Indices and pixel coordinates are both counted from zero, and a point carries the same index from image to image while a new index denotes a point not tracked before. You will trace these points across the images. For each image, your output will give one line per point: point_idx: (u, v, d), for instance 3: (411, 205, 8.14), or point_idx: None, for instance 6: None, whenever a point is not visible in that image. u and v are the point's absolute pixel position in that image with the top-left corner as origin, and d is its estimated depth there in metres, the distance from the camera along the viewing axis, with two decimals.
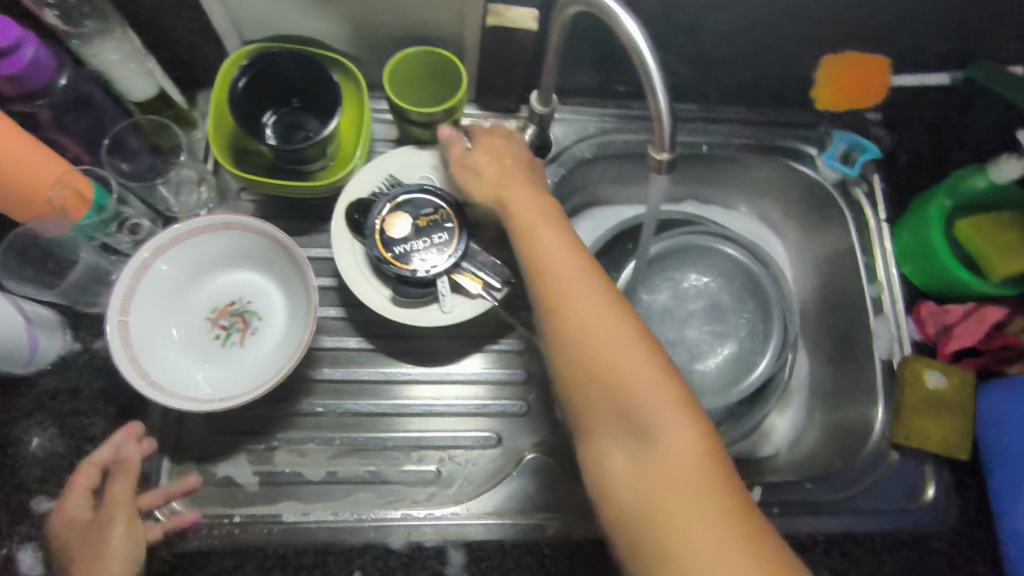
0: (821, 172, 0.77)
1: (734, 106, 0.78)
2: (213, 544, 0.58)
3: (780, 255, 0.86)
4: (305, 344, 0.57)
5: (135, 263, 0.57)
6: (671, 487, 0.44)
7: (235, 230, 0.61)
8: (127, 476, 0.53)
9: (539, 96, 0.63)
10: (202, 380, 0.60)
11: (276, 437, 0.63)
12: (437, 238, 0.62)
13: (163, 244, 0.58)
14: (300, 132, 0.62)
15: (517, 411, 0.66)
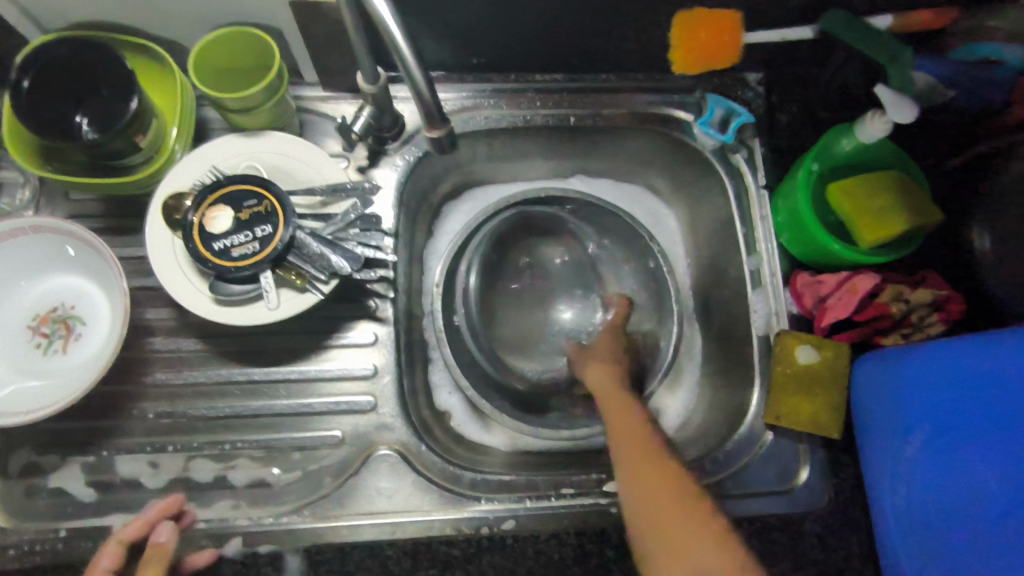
0: (698, 139, 0.73)
1: (603, 73, 0.73)
2: (37, 560, 0.56)
3: (672, 229, 0.83)
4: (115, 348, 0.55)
5: None
6: (678, 513, 0.48)
7: (44, 233, 0.58)
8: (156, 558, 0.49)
9: (363, 75, 0.59)
10: (18, 392, 0.57)
11: (106, 447, 0.60)
12: (259, 231, 0.58)
13: None
14: (110, 120, 0.58)
15: (366, 407, 0.64)
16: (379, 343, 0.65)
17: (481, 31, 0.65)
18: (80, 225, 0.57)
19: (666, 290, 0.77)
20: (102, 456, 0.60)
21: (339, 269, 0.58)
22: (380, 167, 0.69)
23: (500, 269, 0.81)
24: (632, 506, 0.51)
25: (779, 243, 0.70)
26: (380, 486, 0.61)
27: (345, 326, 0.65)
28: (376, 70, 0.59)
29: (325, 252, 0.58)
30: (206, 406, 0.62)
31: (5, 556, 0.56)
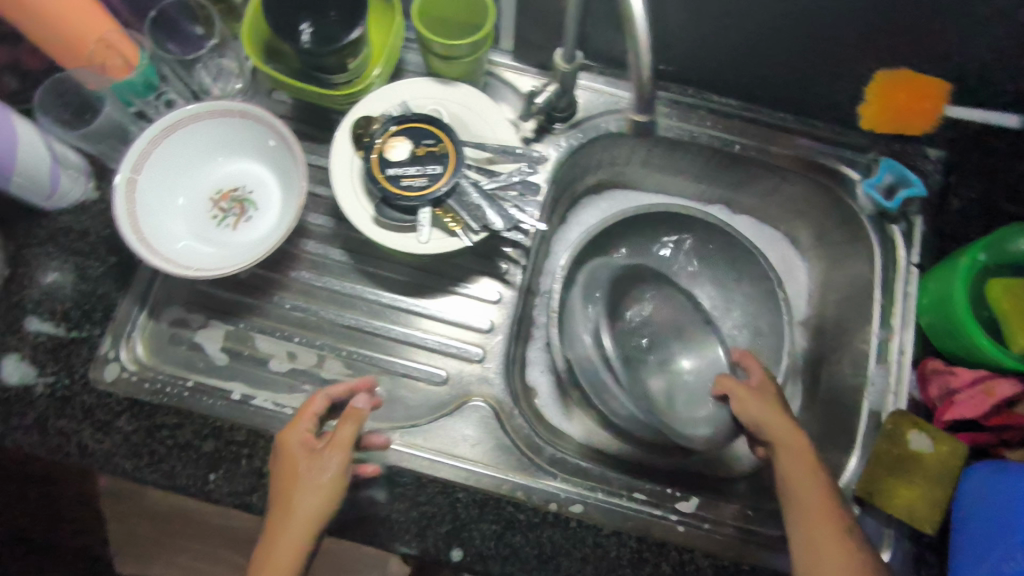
0: (858, 201, 0.72)
1: (780, 111, 0.74)
2: (163, 400, 0.62)
3: (800, 281, 0.81)
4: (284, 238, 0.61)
5: (156, 130, 0.62)
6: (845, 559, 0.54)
7: (250, 120, 0.65)
8: (355, 420, 0.55)
9: (562, 53, 0.63)
10: (189, 249, 0.64)
11: (243, 321, 0.67)
12: (430, 169, 0.62)
13: (183, 118, 0.63)
14: (328, 41, 0.61)
15: (474, 357, 0.67)
16: (501, 303, 0.68)
17: (679, 39, 0.67)
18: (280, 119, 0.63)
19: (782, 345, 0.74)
20: (241, 328, 0.66)
21: (492, 225, 0.62)
22: (543, 143, 0.72)
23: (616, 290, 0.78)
24: (797, 540, 0.56)
25: (916, 323, 0.68)
26: (466, 433, 0.64)
27: (475, 279, 0.68)
28: (576, 51, 0.62)
29: (484, 206, 0.62)
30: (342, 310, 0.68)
31: (140, 387, 0.62)
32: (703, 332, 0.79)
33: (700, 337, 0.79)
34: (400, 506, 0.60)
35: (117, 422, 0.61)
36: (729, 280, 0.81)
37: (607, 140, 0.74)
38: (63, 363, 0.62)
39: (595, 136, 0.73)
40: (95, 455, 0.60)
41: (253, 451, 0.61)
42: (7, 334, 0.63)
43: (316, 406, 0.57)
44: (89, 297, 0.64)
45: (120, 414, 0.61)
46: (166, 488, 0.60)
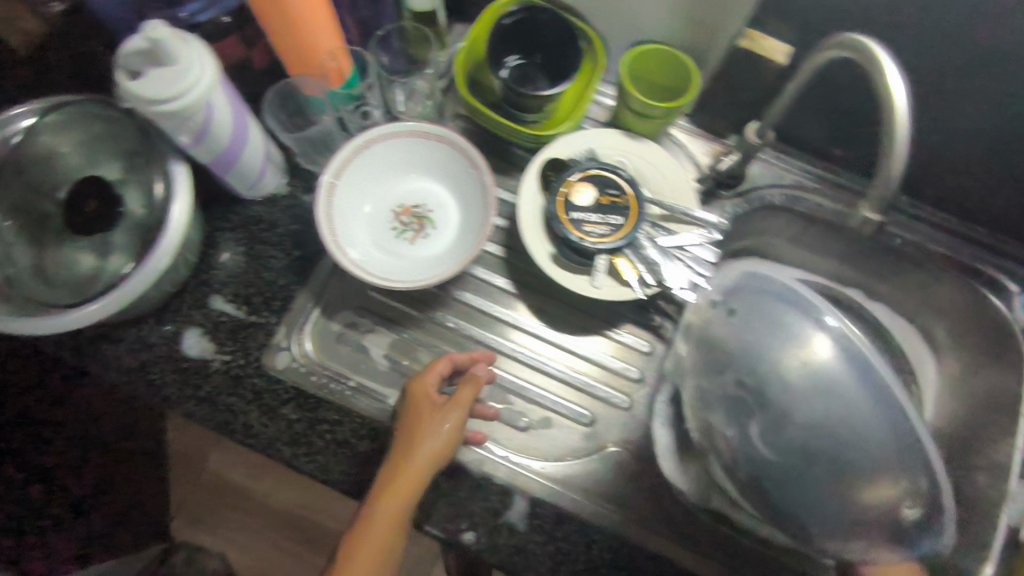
0: (1016, 314, 0.72)
1: (943, 212, 0.76)
2: (325, 396, 0.65)
3: (929, 378, 0.81)
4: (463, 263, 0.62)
5: (360, 141, 0.66)
6: None
7: (444, 144, 0.68)
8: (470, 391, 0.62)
9: (756, 128, 0.65)
10: (371, 255, 0.67)
11: (408, 331, 0.70)
12: (612, 219, 0.65)
13: (385, 134, 0.67)
14: (529, 84, 0.68)
15: (620, 404, 0.69)
16: (651, 354, 0.70)
17: (867, 130, 0.69)
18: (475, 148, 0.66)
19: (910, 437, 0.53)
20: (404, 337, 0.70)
21: (668, 282, 0.64)
22: (709, 206, 0.74)
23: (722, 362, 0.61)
24: None
25: None
26: (603, 477, 0.65)
27: (626, 325, 0.70)
28: (770, 130, 0.64)
29: (662, 264, 0.64)
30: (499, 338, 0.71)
31: (307, 379, 0.66)
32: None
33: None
34: (538, 539, 0.61)
35: (282, 410, 0.64)
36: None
37: (768, 212, 0.75)
38: (239, 344, 0.66)
39: (758, 207, 0.74)
40: (258, 437, 0.63)
41: None
42: (192, 308, 0.67)
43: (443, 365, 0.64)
44: (272, 285, 0.68)
45: (284, 401, 0.64)
46: (318, 480, 0.63)
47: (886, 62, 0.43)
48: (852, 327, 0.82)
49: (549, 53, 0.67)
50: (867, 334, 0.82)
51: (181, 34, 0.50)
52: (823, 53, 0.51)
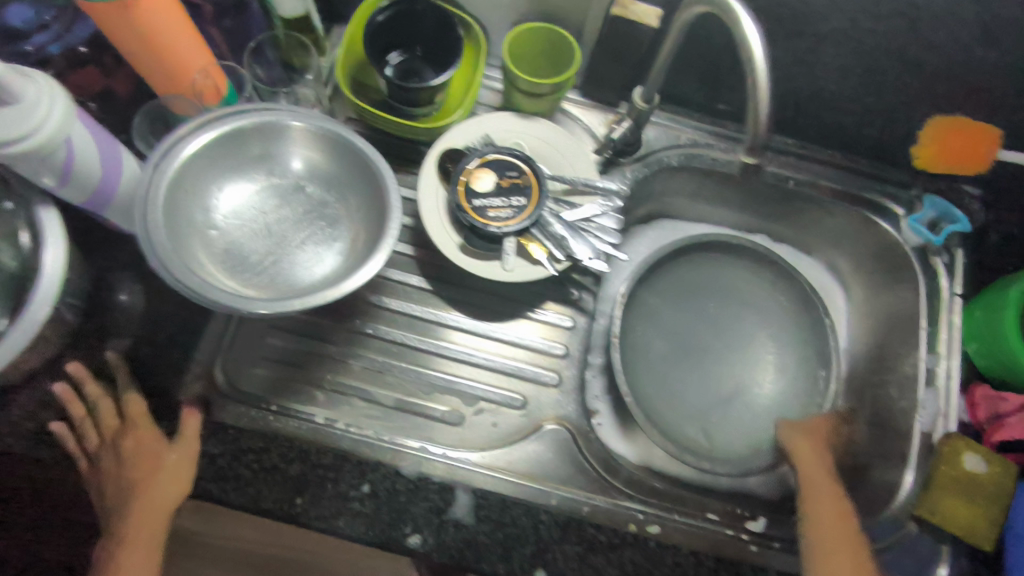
0: (904, 235, 0.75)
1: (829, 148, 0.78)
2: (250, 424, 0.63)
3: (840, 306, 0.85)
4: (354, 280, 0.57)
5: (281, 131, 0.61)
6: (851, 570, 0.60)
7: (332, 142, 0.61)
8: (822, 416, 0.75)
9: (642, 92, 0.66)
10: (297, 247, 0.63)
11: (329, 346, 0.68)
12: (515, 201, 0.65)
13: (305, 128, 0.61)
14: (414, 78, 0.67)
15: (550, 382, 0.69)
16: (573, 328, 0.71)
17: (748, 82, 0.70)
18: (368, 141, 0.61)
19: (279, 236, 0.63)
20: (328, 354, 0.68)
21: (576, 255, 0.64)
22: (610, 173, 0.75)
23: (276, 233, 0.63)
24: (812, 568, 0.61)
25: (963, 351, 0.72)
26: (544, 456, 0.66)
27: (547, 304, 0.71)
28: (656, 92, 0.65)
29: (570, 238, 0.64)
30: (428, 342, 0.69)
31: (224, 409, 0.63)
32: (758, 356, 0.82)
33: (757, 362, 0.81)
34: (486, 528, 0.61)
35: (202, 447, 0.61)
36: (781, 302, 0.83)
37: (667, 173, 0.77)
38: (144, 388, 0.62)
39: (658, 169, 0.76)
40: None
41: (338, 476, 0.62)
42: (86, 358, 0.62)
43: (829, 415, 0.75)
44: (172, 320, 0.65)
45: (204, 438, 0.61)
46: (252, 513, 0.60)
47: (744, 19, 0.47)
48: (778, 267, 0.82)
49: (429, 44, 0.67)
50: (780, 276, 0.82)
51: (20, 69, 0.47)
52: (685, 13, 0.54)
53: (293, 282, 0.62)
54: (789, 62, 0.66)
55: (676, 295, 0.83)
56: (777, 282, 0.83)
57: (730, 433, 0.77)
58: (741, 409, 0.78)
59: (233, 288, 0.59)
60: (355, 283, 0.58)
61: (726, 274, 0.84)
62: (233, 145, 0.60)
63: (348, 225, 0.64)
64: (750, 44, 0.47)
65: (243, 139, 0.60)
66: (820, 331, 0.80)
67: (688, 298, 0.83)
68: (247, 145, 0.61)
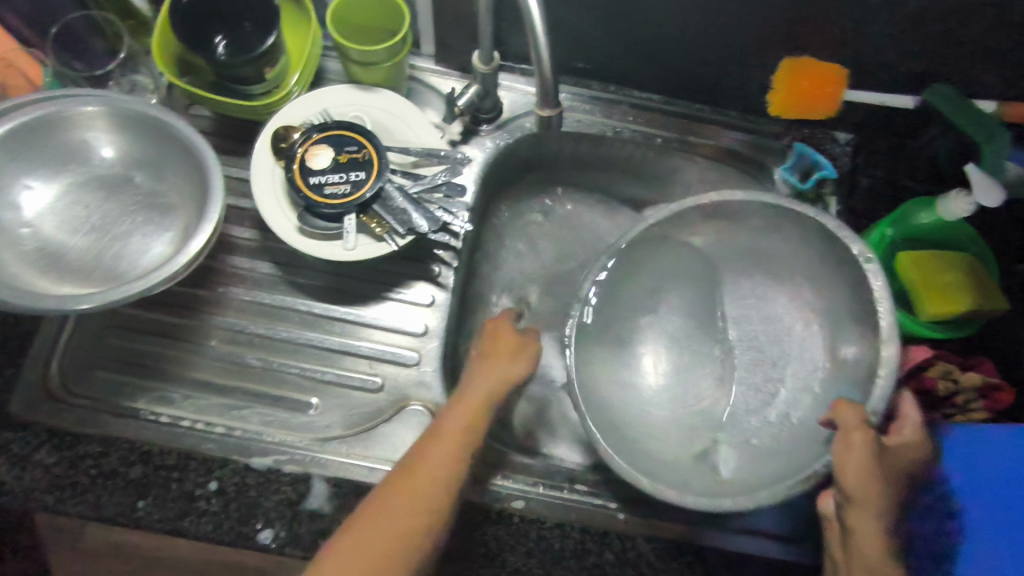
0: (777, 186, 0.72)
1: (699, 103, 0.74)
2: (87, 428, 0.59)
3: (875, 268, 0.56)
4: (175, 268, 0.55)
5: (84, 117, 0.58)
6: None
7: (145, 125, 0.58)
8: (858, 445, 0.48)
9: (480, 55, 0.63)
10: (125, 238, 0.60)
11: (177, 342, 0.65)
12: (353, 175, 0.62)
13: (111, 111, 0.58)
14: (245, 51, 0.63)
15: (410, 361, 0.67)
16: (435, 306, 0.68)
17: (596, 40, 0.67)
18: (183, 120, 0.58)
19: (102, 229, 0.60)
20: (174, 351, 0.64)
21: (418, 228, 0.62)
22: (469, 143, 0.72)
23: (101, 226, 0.60)
24: None
25: None
26: (406, 439, 0.63)
27: (409, 283, 0.69)
28: (492, 53, 0.63)
29: (410, 210, 0.62)
30: (282, 330, 0.66)
31: (59, 417, 0.60)
32: (747, 354, 0.64)
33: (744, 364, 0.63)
34: (339, 517, 0.58)
35: (36, 456, 0.58)
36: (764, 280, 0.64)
37: (532, 140, 0.73)
38: None
39: (520, 136, 0.72)
40: (13, 491, 0.57)
41: (183, 475, 0.59)
42: None
43: (862, 440, 0.48)
44: (5, 327, 0.62)
45: (39, 446, 0.58)
46: (92, 521, 0.58)
47: None
48: (747, 218, 0.60)
49: (255, 14, 0.63)
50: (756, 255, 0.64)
51: None
52: None
53: (119, 276, 0.58)
54: (626, 11, 0.62)
55: (623, 294, 0.64)
56: (767, 250, 0.62)
57: (733, 465, 0.59)
58: (737, 427, 0.61)
59: (44, 288, 0.56)
60: (167, 274, 0.55)
61: (694, 262, 0.65)
62: (35, 138, 0.57)
63: (177, 210, 0.61)
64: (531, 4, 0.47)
65: (43, 130, 0.57)
66: (816, 317, 0.61)
67: (641, 290, 0.65)
68: (50, 136, 0.57)
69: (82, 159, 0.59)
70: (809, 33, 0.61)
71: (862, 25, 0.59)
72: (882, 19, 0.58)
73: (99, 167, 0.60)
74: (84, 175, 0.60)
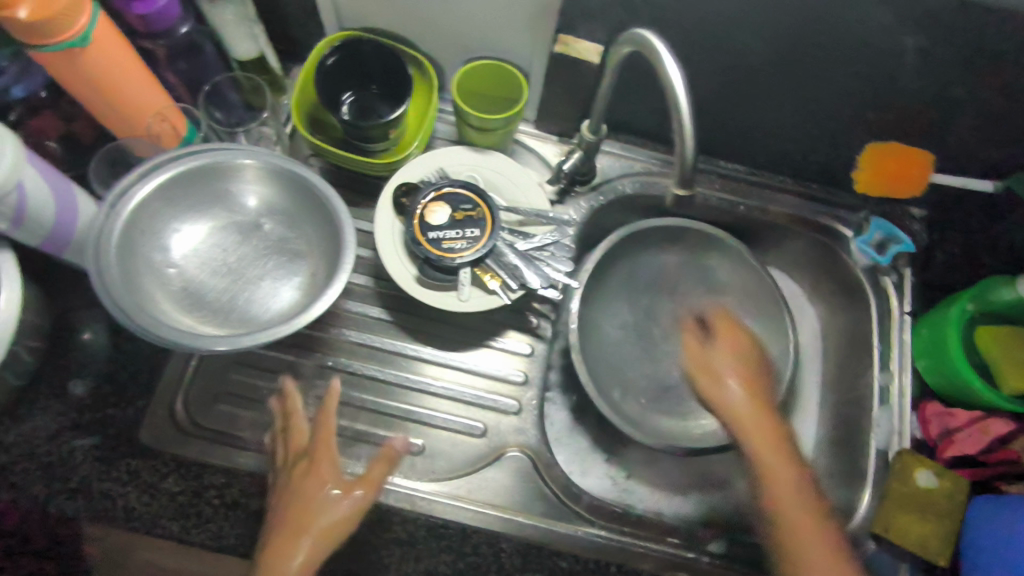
0: (854, 257, 0.77)
1: (780, 174, 0.79)
2: (210, 460, 0.63)
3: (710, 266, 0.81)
4: (313, 315, 0.58)
5: (237, 171, 0.63)
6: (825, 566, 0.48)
7: (290, 180, 0.63)
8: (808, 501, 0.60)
9: (589, 125, 0.67)
10: (258, 282, 0.64)
11: (294, 380, 0.68)
12: (469, 232, 0.66)
13: (262, 167, 0.63)
14: (369, 115, 0.70)
15: (510, 409, 0.70)
16: (532, 356, 0.72)
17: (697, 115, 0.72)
18: (325, 179, 0.63)
19: (238, 273, 0.64)
20: (288, 389, 0.68)
21: (530, 285, 0.66)
22: (564, 203, 0.76)
23: (236, 271, 0.64)
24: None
25: (915, 367, 0.73)
26: (505, 484, 0.66)
27: (509, 332, 0.72)
28: (602, 125, 0.67)
29: (523, 267, 0.66)
30: (394, 373, 0.70)
31: (184, 447, 0.63)
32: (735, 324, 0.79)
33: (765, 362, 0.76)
34: (447, 558, 0.60)
35: (161, 485, 0.61)
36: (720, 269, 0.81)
37: (623, 202, 0.78)
38: (108, 426, 0.63)
39: (613, 197, 0.77)
40: (141, 518, 0.60)
41: None
42: (49, 398, 0.63)
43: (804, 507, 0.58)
44: (137, 358, 0.66)
45: (166, 474, 0.62)
46: (212, 551, 0.60)
47: (665, 59, 0.49)
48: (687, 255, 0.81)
49: (383, 82, 0.69)
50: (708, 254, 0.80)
51: None
52: (617, 51, 0.55)
53: (251, 318, 0.62)
54: (727, 93, 0.68)
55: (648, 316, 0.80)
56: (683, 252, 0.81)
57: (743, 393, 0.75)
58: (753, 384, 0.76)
59: (187, 325, 0.59)
60: (303, 321, 0.58)
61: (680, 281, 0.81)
62: (190, 187, 0.62)
63: (308, 258, 0.65)
64: (676, 86, 0.49)
65: (201, 181, 0.62)
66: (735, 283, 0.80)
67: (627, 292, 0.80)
68: (205, 185, 0.63)
69: (227, 209, 0.64)
70: (899, 120, 0.66)
71: (953, 115, 0.64)
72: (971, 113, 0.63)
73: (240, 215, 0.65)
74: (226, 222, 0.64)
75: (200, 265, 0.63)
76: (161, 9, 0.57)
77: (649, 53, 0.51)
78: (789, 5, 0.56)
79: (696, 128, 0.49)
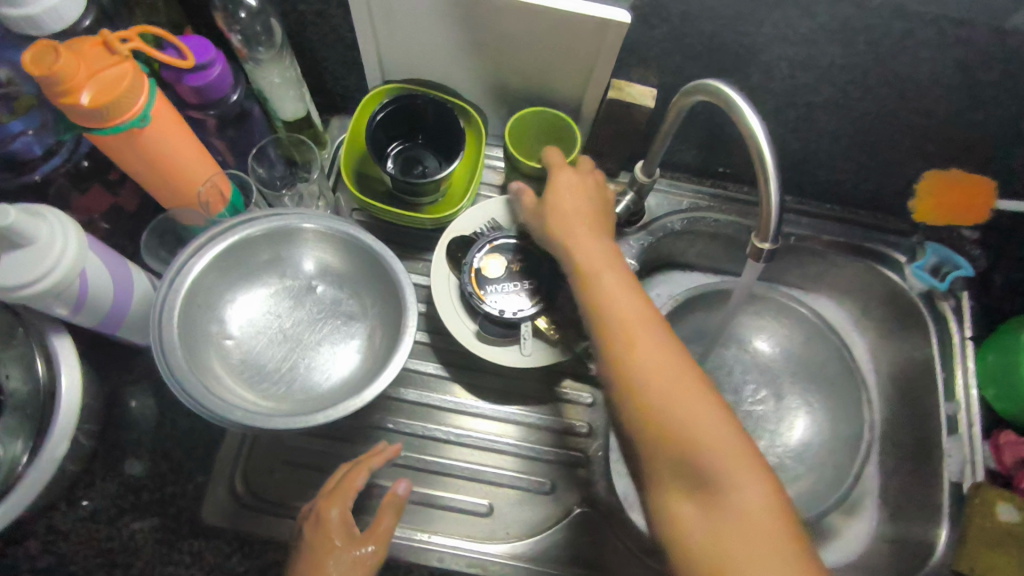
0: (908, 280, 0.74)
1: (828, 202, 0.78)
2: (276, 535, 0.61)
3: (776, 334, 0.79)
4: (382, 384, 0.55)
5: (291, 236, 0.61)
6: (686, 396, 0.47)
7: (345, 242, 0.62)
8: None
9: (643, 166, 0.66)
10: (318, 347, 0.62)
11: (356, 445, 0.66)
12: (527, 284, 0.65)
13: (316, 231, 0.61)
14: (416, 165, 0.69)
15: (578, 462, 0.68)
16: (594, 405, 0.70)
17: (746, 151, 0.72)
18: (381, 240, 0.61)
19: (296, 339, 0.62)
20: (347, 455, 0.65)
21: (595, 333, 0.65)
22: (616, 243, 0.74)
23: (294, 336, 0.62)
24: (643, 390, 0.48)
25: (983, 397, 0.71)
26: (574, 543, 0.64)
27: (567, 381, 0.71)
28: (657, 167, 0.65)
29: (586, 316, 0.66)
30: (457, 432, 0.68)
31: (250, 524, 0.61)
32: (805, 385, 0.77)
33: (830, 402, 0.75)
34: None
35: (225, 565, 0.59)
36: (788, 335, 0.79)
37: (671, 239, 0.76)
38: (167, 506, 0.61)
39: (662, 235, 0.75)
40: None
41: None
42: (105, 478, 0.61)
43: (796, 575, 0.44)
44: (192, 432, 0.64)
45: (230, 555, 0.60)
46: None
47: (746, 112, 0.48)
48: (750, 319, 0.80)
49: (429, 131, 0.68)
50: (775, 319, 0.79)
51: (33, 212, 0.47)
52: (683, 100, 0.54)
53: (312, 387, 0.60)
54: (780, 129, 0.66)
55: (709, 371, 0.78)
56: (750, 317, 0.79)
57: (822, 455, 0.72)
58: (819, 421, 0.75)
59: (249, 401, 0.57)
60: (369, 391, 0.55)
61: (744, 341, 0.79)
62: (244, 256, 0.61)
63: (366, 320, 0.63)
64: (759, 140, 0.48)
65: (254, 248, 0.61)
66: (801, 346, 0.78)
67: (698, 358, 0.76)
68: (259, 252, 0.61)
69: (281, 273, 0.63)
70: (956, 148, 0.65)
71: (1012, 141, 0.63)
72: None
73: (294, 279, 0.63)
74: (280, 287, 0.63)
75: (257, 333, 0.61)
76: (217, 79, 0.56)
77: (725, 106, 0.50)
78: (857, 44, 0.55)
79: (782, 182, 0.48)
